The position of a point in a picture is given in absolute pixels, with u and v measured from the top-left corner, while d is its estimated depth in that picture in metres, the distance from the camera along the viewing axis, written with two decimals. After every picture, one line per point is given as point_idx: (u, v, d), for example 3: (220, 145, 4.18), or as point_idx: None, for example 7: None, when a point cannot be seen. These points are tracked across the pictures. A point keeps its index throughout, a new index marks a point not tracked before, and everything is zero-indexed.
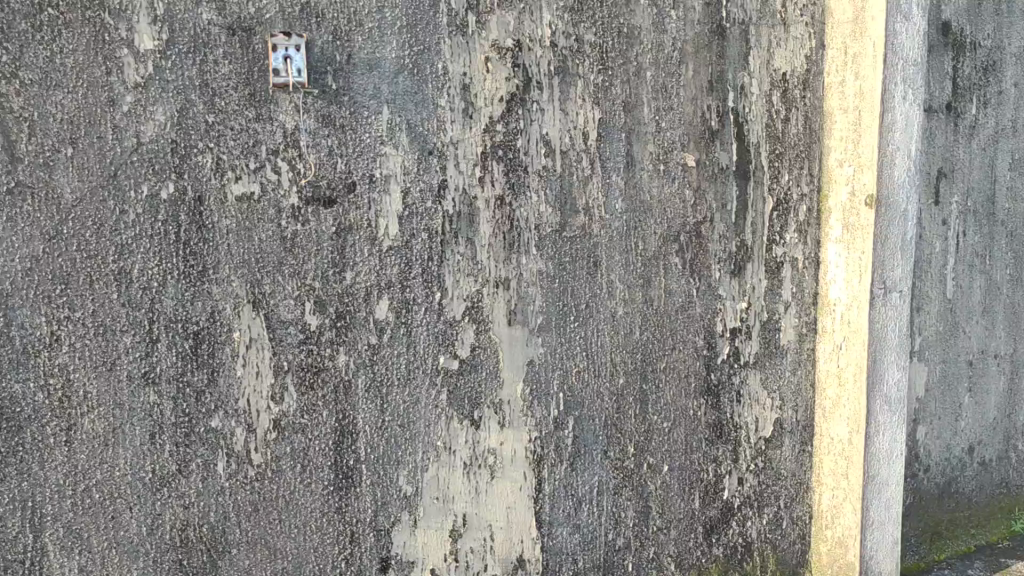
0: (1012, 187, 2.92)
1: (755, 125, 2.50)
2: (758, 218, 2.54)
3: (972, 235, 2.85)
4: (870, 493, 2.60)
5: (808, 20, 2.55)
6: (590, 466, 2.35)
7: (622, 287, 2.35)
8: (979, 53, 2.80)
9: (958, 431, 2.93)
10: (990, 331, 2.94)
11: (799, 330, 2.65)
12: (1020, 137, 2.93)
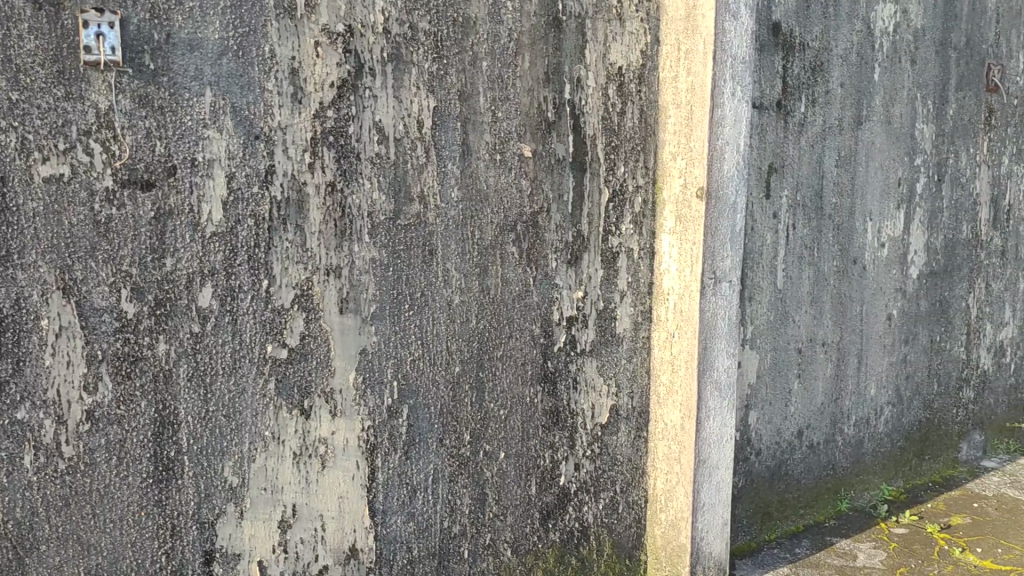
0: (839, 183, 3.04)
1: (591, 118, 2.55)
2: (594, 209, 2.59)
3: (802, 228, 2.96)
4: (701, 476, 2.69)
5: (643, 16, 2.60)
6: (424, 454, 2.36)
7: (458, 276, 2.36)
8: (808, 54, 2.88)
9: (788, 416, 3.05)
10: (818, 320, 3.07)
11: (635, 318, 2.71)
12: (847, 135, 3.04)
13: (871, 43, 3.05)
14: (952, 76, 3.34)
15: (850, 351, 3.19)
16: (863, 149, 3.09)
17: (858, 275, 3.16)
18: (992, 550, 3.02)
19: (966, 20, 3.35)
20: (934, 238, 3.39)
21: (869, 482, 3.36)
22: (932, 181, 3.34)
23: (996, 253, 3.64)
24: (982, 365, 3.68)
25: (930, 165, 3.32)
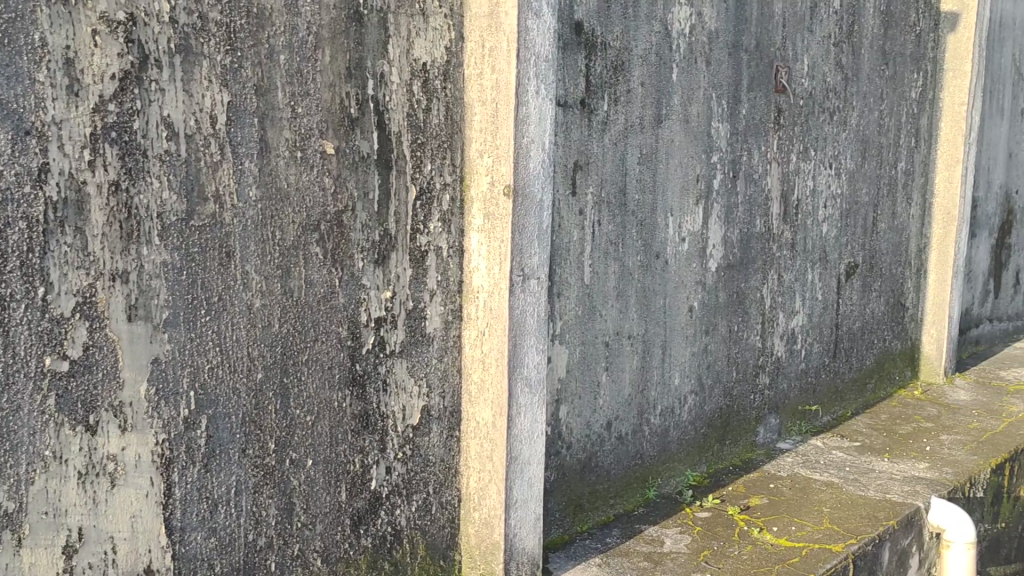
0: (641, 180, 3.12)
1: (396, 115, 2.50)
2: (400, 207, 2.54)
3: (607, 224, 3.02)
4: (514, 473, 2.70)
5: (448, 12, 2.57)
6: (226, 466, 2.23)
7: (258, 279, 2.25)
8: (609, 54, 2.94)
9: (597, 408, 3.11)
10: (624, 314, 3.15)
11: (445, 317, 2.69)
12: (648, 133, 3.12)
13: (668, 44, 3.14)
14: (743, 78, 3.48)
15: (655, 342, 3.29)
16: (663, 146, 3.18)
17: (660, 269, 3.26)
18: (787, 528, 3.18)
19: (756, 24, 3.50)
20: (730, 232, 3.53)
21: (675, 469, 3.47)
22: (727, 178, 3.48)
23: (786, 245, 3.83)
24: (776, 352, 3.87)
25: (726, 163, 3.46)
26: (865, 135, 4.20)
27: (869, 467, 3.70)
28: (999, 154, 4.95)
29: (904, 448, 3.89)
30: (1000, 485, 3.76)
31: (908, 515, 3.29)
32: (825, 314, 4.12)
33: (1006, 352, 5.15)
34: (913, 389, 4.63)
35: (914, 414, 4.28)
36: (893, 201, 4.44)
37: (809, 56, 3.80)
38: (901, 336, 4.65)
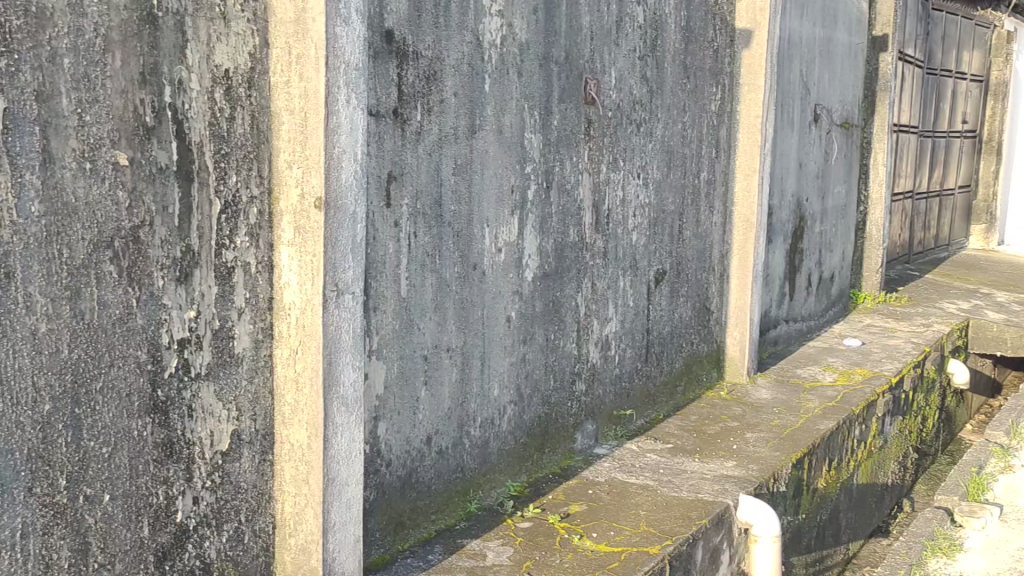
0: (456, 191, 3.09)
1: (197, 123, 2.33)
2: (204, 221, 2.38)
3: (422, 236, 2.96)
4: (331, 495, 2.62)
5: (250, 17, 2.44)
6: (10, 508, 1.99)
7: (43, 301, 2.02)
8: (421, 63, 2.89)
9: (416, 423, 3.05)
10: (442, 327, 3.10)
11: (254, 336, 2.55)
12: (462, 144, 3.09)
13: (480, 55, 3.13)
14: (554, 90, 3.51)
15: (473, 354, 3.27)
16: (478, 157, 3.17)
17: (478, 280, 3.24)
18: (606, 533, 3.23)
19: (564, 36, 3.54)
20: (545, 241, 3.55)
21: (496, 480, 3.46)
22: (540, 189, 3.50)
23: (598, 254, 3.88)
24: (591, 359, 3.92)
25: (539, 173, 3.48)
26: (670, 145, 4.28)
27: (681, 468, 3.81)
28: (790, 164, 5.25)
29: (713, 448, 4.03)
30: (799, 478, 3.97)
31: (719, 514, 3.41)
32: (637, 320, 4.19)
33: (801, 351, 5.44)
34: (719, 390, 4.80)
35: (720, 413, 4.45)
36: (696, 210, 4.55)
37: (616, 69, 3.86)
38: (707, 340, 4.78)
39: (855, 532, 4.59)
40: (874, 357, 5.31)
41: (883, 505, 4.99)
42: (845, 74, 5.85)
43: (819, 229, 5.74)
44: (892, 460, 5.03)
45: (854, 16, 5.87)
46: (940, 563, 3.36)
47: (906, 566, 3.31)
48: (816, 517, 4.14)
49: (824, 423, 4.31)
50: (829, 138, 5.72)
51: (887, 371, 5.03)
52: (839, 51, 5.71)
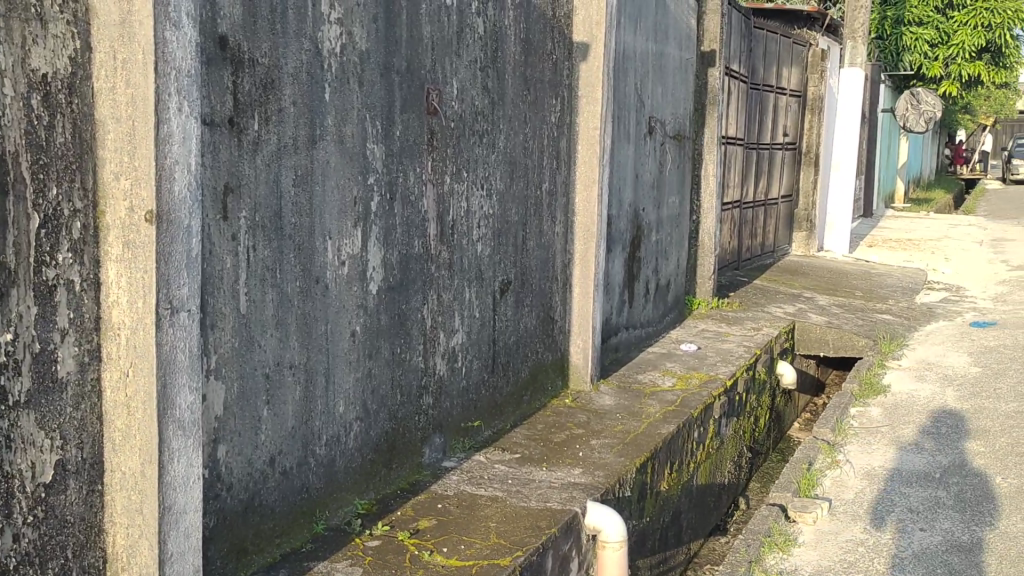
0: (296, 203, 2.99)
1: (11, 131, 2.14)
2: (20, 236, 2.19)
3: (262, 249, 2.85)
4: (167, 525, 2.47)
5: (70, 18, 2.27)
6: None
7: None
8: (257, 70, 2.78)
9: (258, 444, 2.93)
10: (284, 343, 2.99)
11: (80, 359, 2.37)
12: (302, 154, 3.00)
13: (319, 63, 3.04)
14: (396, 100, 3.47)
15: (317, 370, 3.17)
16: (319, 168, 3.08)
17: (321, 294, 3.15)
18: (457, 547, 3.20)
19: (405, 46, 3.50)
20: (389, 253, 3.49)
21: (343, 499, 3.38)
22: (384, 200, 3.44)
23: (443, 265, 3.85)
24: (438, 371, 3.88)
25: (382, 184, 3.42)
26: (513, 156, 4.29)
27: (529, 477, 3.82)
28: (627, 175, 5.38)
29: (560, 455, 4.07)
30: (643, 482, 4.06)
31: (567, 521, 3.44)
32: (483, 330, 4.18)
33: (641, 357, 5.57)
34: (565, 398, 4.82)
35: (566, 421, 4.49)
36: (539, 221, 4.57)
37: (457, 80, 3.85)
38: (552, 349, 4.80)
39: (696, 531, 4.71)
40: (710, 361, 5.50)
41: (720, 503, 5.15)
42: (677, 88, 6.05)
43: (655, 237, 5.91)
44: (728, 460, 5.21)
45: (683, 32, 6.08)
46: (776, 558, 3.50)
47: (745, 563, 3.42)
48: (659, 519, 4.23)
49: (665, 426, 4.42)
50: (663, 150, 5.90)
51: (722, 375, 5.22)
52: (670, 66, 5.90)
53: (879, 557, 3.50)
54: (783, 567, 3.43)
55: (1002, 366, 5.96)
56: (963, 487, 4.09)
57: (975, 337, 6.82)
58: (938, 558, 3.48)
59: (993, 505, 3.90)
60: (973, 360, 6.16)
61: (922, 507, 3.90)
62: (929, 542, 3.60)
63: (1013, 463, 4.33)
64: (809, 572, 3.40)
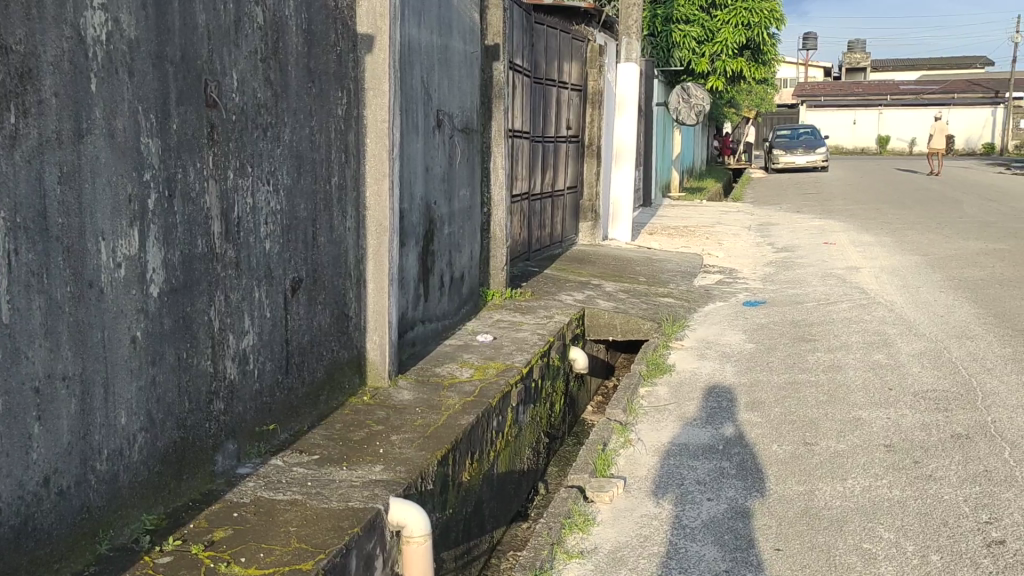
0: (63, 202, 2.77)
1: None
2: None
3: (25, 253, 2.63)
4: None
5: None
6: None
7: None
8: (12, 59, 2.55)
9: (30, 464, 2.70)
10: (55, 353, 2.77)
11: None
12: (67, 150, 2.78)
13: (83, 52, 2.83)
14: (170, 91, 3.28)
15: (94, 381, 2.96)
16: (87, 164, 2.87)
17: (94, 300, 2.93)
18: (255, 556, 3.08)
19: (179, 35, 3.32)
20: (170, 253, 3.31)
21: (128, 516, 3.17)
22: (161, 197, 3.26)
23: (229, 264, 3.68)
24: (228, 375, 3.72)
25: (158, 181, 3.23)
26: (299, 150, 4.17)
27: (329, 478, 3.73)
28: (418, 168, 5.36)
29: (360, 453, 4.00)
30: (445, 474, 4.06)
31: (370, 519, 3.38)
32: (274, 331, 4.03)
33: (438, 350, 5.56)
34: (362, 395, 4.72)
35: (364, 418, 4.42)
36: (329, 216, 4.45)
37: (237, 71, 3.69)
38: (348, 346, 4.69)
39: (499, 519, 4.76)
40: (505, 350, 5.58)
41: (521, 489, 5.23)
42: (463, 81, 6.09)
43: (448, 230, 5.92)
44: (527, 446, 5.30)
45: (467, 26, 6.12)
46: (577, 538, 3.59)
47: (547, 546, 3.49)
48: (462, 509, 4.24)
49: (465, 417, 4.44)
50: (451, 143, 5.92)
51: (518, 363, 5.31)
52: (455, 59, 5.92)
53: (672, 529, 3.66)
54: (584, 547, 3.52)
55: (773, 342, 6.39)
56: (744, 456, 4.35)
57: (748, 316, 7.28)
58: (725, 525, 3.68)
59: (771, 471, 4.16)
60: (748, 337, 6.56)
61: (708, 478, 4.12)
62: (716, 511, 3.79)
63: (786, 430, 4.64)
64: (608, 549, 3.50)
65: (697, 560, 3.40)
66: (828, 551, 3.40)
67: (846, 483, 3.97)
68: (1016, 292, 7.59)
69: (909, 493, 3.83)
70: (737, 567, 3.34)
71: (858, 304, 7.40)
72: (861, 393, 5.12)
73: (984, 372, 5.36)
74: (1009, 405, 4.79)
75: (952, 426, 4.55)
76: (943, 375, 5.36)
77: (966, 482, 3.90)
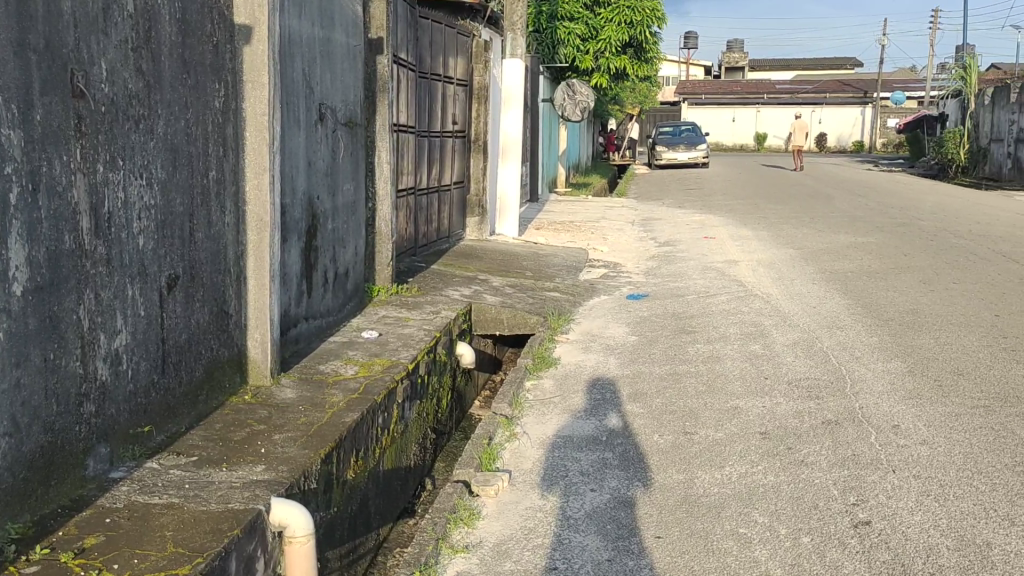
0: None
1: None
2: None
3: None
4: None
5: None
6: None
7: None
8: None
9: None
10: None
11: None
12: None
13: None
14: (34, 80, 3.13)
15: None
16: None
17: None
18: (129, 562, 2.98)
19: (42, 22, 3.17)
20: (35, 250, 3.17)
21: None
22: (25, 192, 3.11)
23: (100, 261, 3.54)
24: (99, 377, 3.58)
25: (21, 174, 3.08)
26: (174, 143, 4.03)
27: (208, 480, 3.64)
28: (299, 162, 5.27)
29: (241, 454, 3.91)
30: (329, 473, 4.01)
31: (251, 521, 3.32)
32: (149, 330, 3.89)
33: (322, 347, 5.48)
34: (243, 395, 4.61)
35: (245, 418, 4.32)
36: (207, 211, 4.32)
37: (106, 61, 3.55)
38: (228, 345, 4.56)
39: (385, 516, 4.72)
40: (391, 347, 5.54)
41: (407, 486, 5.20)
42: (346, 75, 6.01)
43: (331, 226, 5.84)
44: (413, 442, 5.28)
45: (349, 19, 6.04)
46: (462, 533, 3.60)
47: (432, 541, 3.48)
48: (347, 508, 4.19)
49: (349, 415, 4.40)
50: (334, 137, 5.83)
51: (404, 359, 5.28)
52: (338, 52, 5.84)
53: (556, 521, 3.70)
54: (468, 541, 3.53)
55: (656, 334, 6.53)
56: (626, 447, 4.43)
57: (631, 309, 7.42)
58: (608, 514, 3.74)
59: (652, 460, 4.25)
60: (631, 330, 6.69)
61: (592, 469, 4.18)
62: (598, 501, 3.86)
63: (667, 420, 4.75)
64: (493, 543, 3.52)
65: (580, 550, 3.45)
66: (706, 537, 3.50)
67: (723, 470, 4.09)
68: (883, 283, 7.96)
69: (783, 478, 3.97)
70: (619, 556, 3.40)
71: (736, 297, 7.62)
72: (738, 383, 5.28)
73: (852, 360, 5.60)
74: (875, 391, 5.02)
75: (823, 412, 4.74)
76: (815, 363, 5.57)
77: (836, 466, 4.07)
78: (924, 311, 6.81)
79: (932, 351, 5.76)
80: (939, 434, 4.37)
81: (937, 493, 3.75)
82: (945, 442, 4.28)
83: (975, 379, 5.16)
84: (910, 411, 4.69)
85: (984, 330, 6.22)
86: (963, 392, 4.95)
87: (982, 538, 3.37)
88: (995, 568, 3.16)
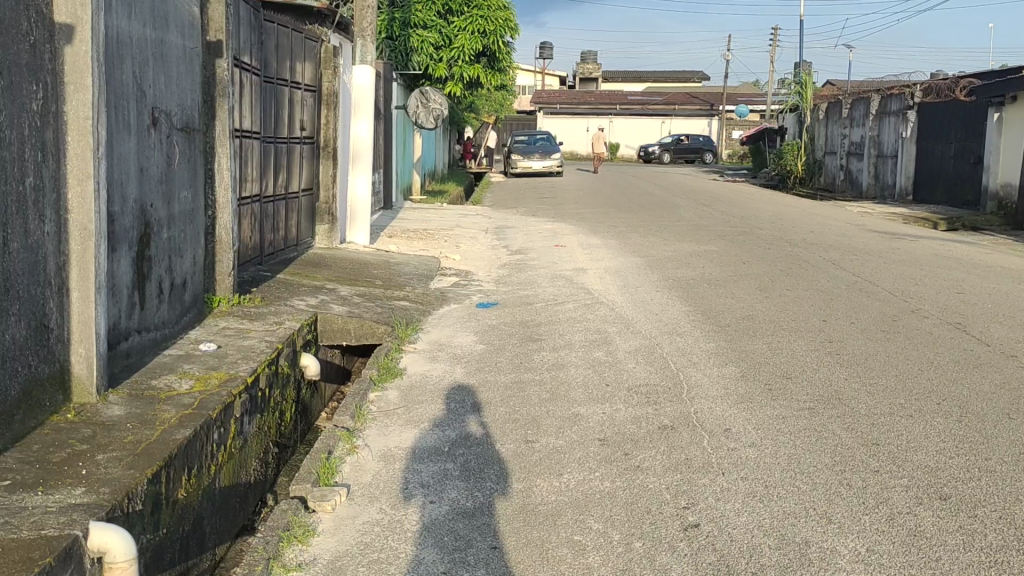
0: None
1: None
2: None
3: None
4: None
5: None
6: None
7: None
8: None
9: None
10: None
11: None
12: None
13: None
14: None
15: None
16: None
17: None
18: None
19: None
20: None
21: None
22: None
23: None
24: None
25: None
26: None
27: (19, 506, 3.41)
28: (129, 169, 5.04)
29: (58, 476, 3.70)
30: (156, 493, 3.84)
31: (65, 548, 3.13)
32: None
33: (155, 361, 5.25)
34: (66, 414, 4.37)
35: (67, 439, 4.09)
36: (22, 219, 4.05)
37: None
38: (47, 360, 4.29)
39: (221, 534, 4.53)
40: (229, 359, 5.37)
41: (247, 502, 5.01)
42: (181, 78, 5.80)
43: (166, 234, 5.62)
44: (252, 458, 5.12)
45: (185, 20, 5.85)
46: (295, 551, 3.51)
47: (262, 561, 3.37)
48: (178, 529, 4.01)
49: (180, 432, 4.22)
50: (169, 142, 5.62)
51: (242, 372, 5.13)
52: (171, 54, 5.63)
53: (394, 535, 3.66)
54: (301, 560, 3.44)
55: (502, 342, 6.57)
56: (468, 457, 4.43)
57: (480, 318, 7.44)
58: (445, 526, 3.72)
59: (493, 470, 4.27)
60: (479, 338, 6.71)
61: (432, 481, 4.16)
62: (437, 513, 3.84)
63: (510, 429, 4.78)
64: (327, 560, 3.45)
65: (417, 564, 3.42)
66: (542, 545, 3.52)
67: (562, 478, 4.14)
68: (722, 290, 8.26)
69: (619, 484, 4.06)
70: (455, 568, 3.38)
71: (583, 304, 7.77)
72: (580, 390, 5.37)
73: (689, 366, 5.78)
74: (709, 396, 5.19)
75: (659, 418, 4.87)
76: (654, 369, 5.73)
77: (668, 471, 4.18)
78: (758, 318, 7.10)
79: (763, 356, 6.00)
80: (768, 437, 4.55)
81: (763, 493, 3.90)
82: (772, 444, 4.46)
83: (801, 382, 5.41)
84: (740, 415, 4.88)
85: (812, 335, 6.53)
86: (789, 395, 5.19)
87: (801, 536, 3.52)
88: (812, 565, 3.30)
